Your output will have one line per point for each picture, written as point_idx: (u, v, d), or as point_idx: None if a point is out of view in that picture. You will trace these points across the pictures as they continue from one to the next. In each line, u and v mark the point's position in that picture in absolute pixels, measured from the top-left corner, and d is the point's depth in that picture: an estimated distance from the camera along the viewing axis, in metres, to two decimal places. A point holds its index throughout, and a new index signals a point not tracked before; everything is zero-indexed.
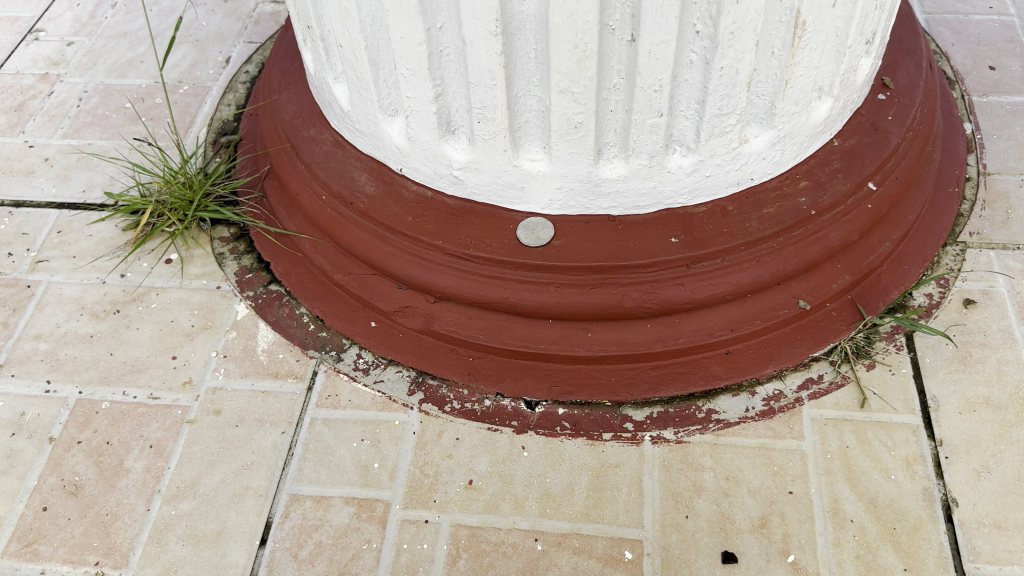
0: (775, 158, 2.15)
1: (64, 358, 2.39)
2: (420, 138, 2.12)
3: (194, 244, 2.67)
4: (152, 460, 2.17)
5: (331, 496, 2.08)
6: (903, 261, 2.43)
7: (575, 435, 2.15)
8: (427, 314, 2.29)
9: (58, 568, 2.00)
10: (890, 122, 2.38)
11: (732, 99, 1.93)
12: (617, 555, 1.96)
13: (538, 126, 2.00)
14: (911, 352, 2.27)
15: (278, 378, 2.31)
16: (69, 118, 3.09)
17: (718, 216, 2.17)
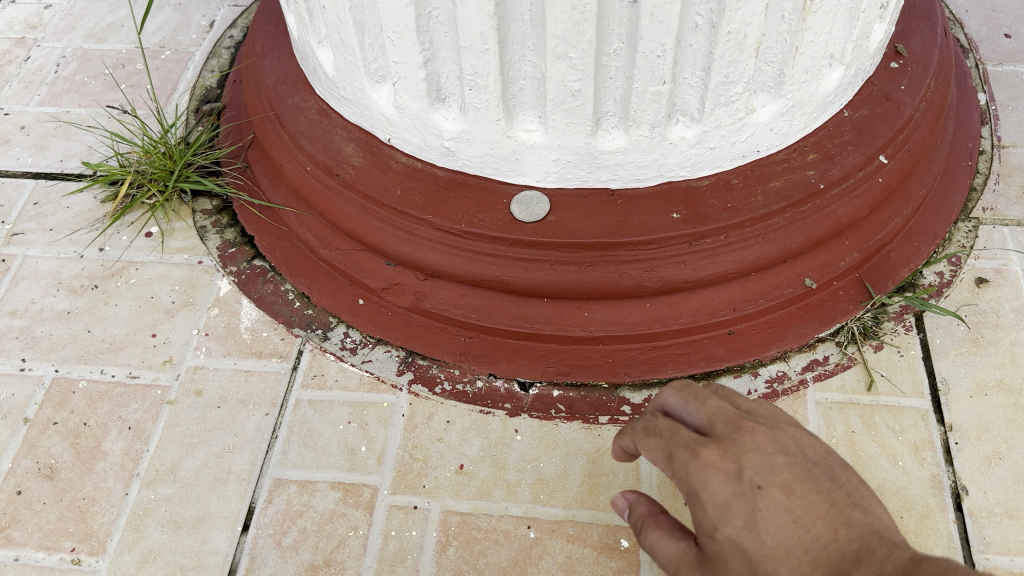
0: (783, 129, 2.04)
1: (39, 336, 2.30)
2: (408, 106, 2.00)
3: (175, 216, 2.56)
4: (131, 442, 2.08)
5: (317, 481, 2.00)
6: (913, 238, 2.34)
7: (571, 418, 2.07)
8: (418, 292, 2.20)
9: (33, 555, 1.93)
10: (903, 91, 2.27)
11: (740, 66, 1.81)
12: (613, 543, 1.88)
13: (533, 94, 1.89)
14: (921, 333, 2.19)
15: (262, 357, 2.22)
16: (46, 84, 2.97)
17: (722, 189, 2.06)
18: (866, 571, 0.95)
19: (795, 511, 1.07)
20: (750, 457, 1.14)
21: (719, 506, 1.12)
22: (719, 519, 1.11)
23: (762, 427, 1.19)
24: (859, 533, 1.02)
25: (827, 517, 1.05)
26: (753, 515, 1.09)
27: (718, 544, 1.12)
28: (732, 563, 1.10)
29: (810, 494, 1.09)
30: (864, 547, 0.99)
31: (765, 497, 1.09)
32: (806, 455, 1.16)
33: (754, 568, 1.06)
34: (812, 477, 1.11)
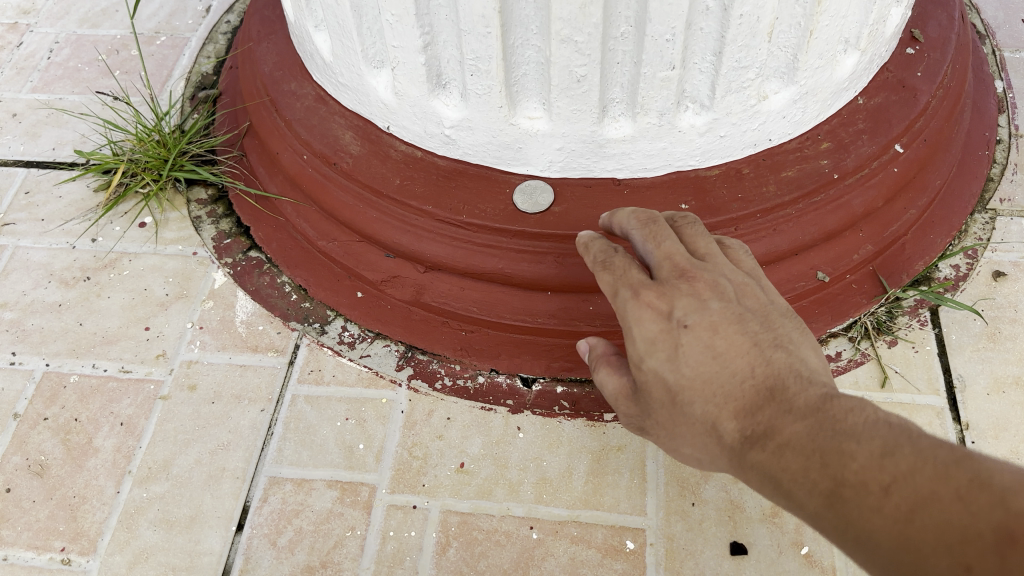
0: (796, 117, 1.97)
1: (30, 329, 2.24)
2: (408, 92, 1.93)
3: (169, 206, 2.50)
4: (123, 439, 2.03)
5: (313, 479, 1.94)
6: (928, 230, 2.28)
7: (575, 415, 2.02)
8: (418, 284, 2.14)
9: (21, 555, 1.87)
10: (919, 78, 2.19)
11: (752, 51, 1.74)
12: (619, 545, 1.82)
13: (536, 80, 1.81)
14: (936, 328, 2.12)
15: (258, 351, 2.17)
16: (38, 71, 2.90)
17: (733, 178, 1.99)
18: (775, 404, 1.25)
19: (717, 347, 1.38)
20: (683, 300, 1.45)
21: (649, 339, 1.46)
22: (650, 350, 1.46)
23: (704, 275, 1.49)
24: (772, 369, 1.32)
25: (746, 354, 1.36)
26: (678, 347, 1.42)
27: (645, 373, 1.47)
28: (655, 387, 1.45)
29: (734, 335, 1.39)
30: (778, 384, 1.29)
31: (690, 335, 1.41)
32: (740, 300, 1.47)
33: (676, 392, 1.41)
34: (739, 322, 1.42)
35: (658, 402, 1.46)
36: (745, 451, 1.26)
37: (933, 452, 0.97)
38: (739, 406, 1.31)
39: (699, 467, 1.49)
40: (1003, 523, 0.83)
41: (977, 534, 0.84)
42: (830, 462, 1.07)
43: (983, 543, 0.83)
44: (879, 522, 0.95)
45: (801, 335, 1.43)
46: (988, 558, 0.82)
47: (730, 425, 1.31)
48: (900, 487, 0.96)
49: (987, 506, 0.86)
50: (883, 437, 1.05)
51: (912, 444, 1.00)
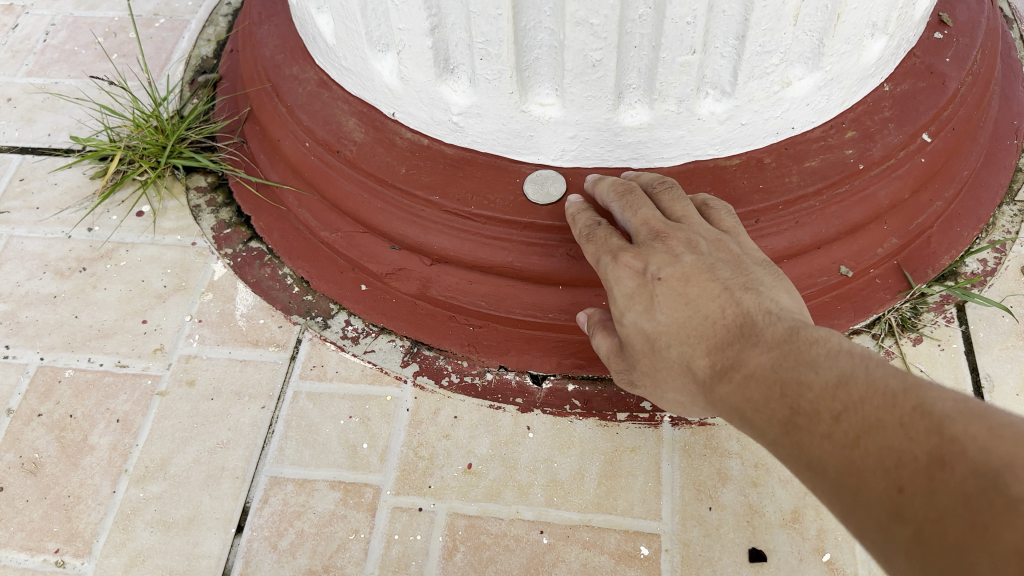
0: (820, 104, 1.88)
1: (24, 321, 2.17)
2: (414, 78, 1.84)
3: (168, 195, 2.43)
4: (119, 436, 1.95)
5: (316, 480, 1.87)
6: (955, 222, 2.19)
7: (587, 414, 1.95)
8: (424, 278, 2.06)
9: (14, 557, 1.80)
10: (948, 64, 2.10)
11: (777, 35, 1.64)
12: (633, 551, 1.75)
13: (549, 65, 1.72)
14: (963, 325, 2.06)
15: (259, 346, 2.10)
16: (34, 54, 2.82)
17: (753, 168, 1.91)
18: (743, 340, 1.37)
19: (690, 296, 1.49)
20: (657, 257, 1.56)
21: (628, 295, 1.57)
22: (629, 305, 1.56)
23: (678, 233, 1.59)
24: (742, 310, 1.42)
25: (717, 299, 1.46)
26: (652, 300, 1.52)
27: (625, 327, 1.58)
28: (635, 340, 1.56)
29: (705, 283, 1.49)
30: (746, 322, 1.40)
31: (663, 287, 1.51)
32: (714, 253, 1.56)
33: (654, 340, 1.52)
34: (711, 270, 1.51)
35: (637, 352, 1.58)
36: (715, 385, 1.39)
37: (880, 382, 1.08)
38: (711, 345, 1.43)
39: (685, 411, 1.61)
40: (935, 448, 0.93)
41: (911, 458, 0.95)
42: (791, 393, 1.19)
43: (916, 465, 0.94)
44: (831, 447, 1.08)
45: (775, 279, 1.52)
46: (919, 478, 0.92)
47: (702, 364, 1.43)
48: (850, 417, 1.07)
49: (925, 433, 0.96)
50: (841, 369, 1.16)
51: (863, 376, 1.11)
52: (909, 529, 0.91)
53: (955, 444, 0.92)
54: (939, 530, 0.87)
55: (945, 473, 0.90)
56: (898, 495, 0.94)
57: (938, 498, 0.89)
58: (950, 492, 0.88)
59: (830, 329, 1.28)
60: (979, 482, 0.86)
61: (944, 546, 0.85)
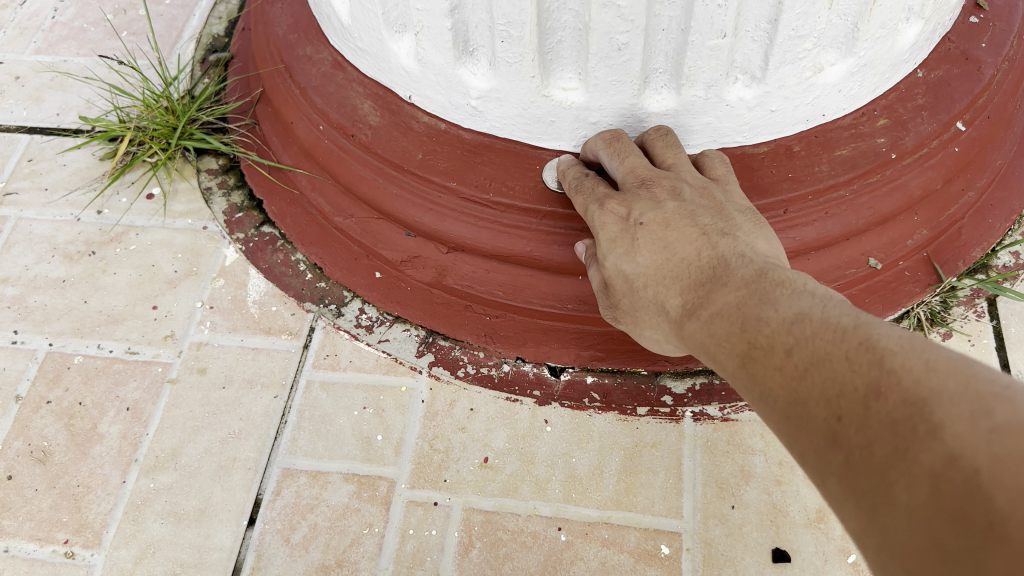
0: (852, 91, 1.80)
1: (32, 306, 2.13)
2: (432, 60, 1.77)
3: (178, 176, 2.38)
4: (129, 425, 1.92)
5: (329, 472, 1.84)
6: (987, 213, 2.13)
7: (606, 408, 1.91)
8: (440, 266, 2.02)
9: (23, 547, 1.77)
10: (984, 50, 2.01)
11: (811, 18, 1.56)
12: (653, 550, 1.71)
13: (573, 48, 1.64)
14: (993, 321, 2.02)
15: (271, 334, 2.05)
16: (42, 31, 2.76)
17: (782, 157, 1.84)
18: (716, 280, 1.35)
19: (668, 240, 1.46)
20: (641, 203, 1.52)
21: (611, 237, 1.53)
22: (611, 247, 1.53)
23: (664, 179, 1.55)
24: (716, 253, 1.40)
25: (694, 243, 1.43)
26: (634, 243, 1.49)
27: (607, 268, 1.55)
28: (616, 281, 1.54)
29: (685, 228, 1.46)
30: (719, 264, 1.37)
31: (645, 232, 1.48)
32: (698, 199, 1.52)
33: (634, 281, 1.49)
34: (692, 215, 1.48)
35: (618, 292, 1.55)
36: (683, 322, 1.38)
37: (834, 319, 1.09)
38: (685, 285, 1.41)
39: (662, 348, 1.60)
40: (874, 379, 0.95)
41: (852, 388, 0.97)
42: (749, 328, 1.20)
43: (856, 394, 0.96)
44: (782, 379, 1.10)
45: (757, 227, 1.47)
46: (856, 407, 0.95)
47: (675, 305, 1.42)
48: (800, 351, 1.09)
49: (868, 365, 0.97)
50: (800, 306, 1.16)
51: (820, 314, 1.11)
52: (842, 454, 0.94)
53: (894, 376, 0.93)
54: (868, 454, 0.90)
55: (880, 403, 0.92)
56: (837, 424, 0.96)
57: (871, 427, 0.91)
58: (882, 420, 0.90)
59: (798, 271, 1.26)
60: (908, 411, 0.88)
61: (871, 468, 0.89)
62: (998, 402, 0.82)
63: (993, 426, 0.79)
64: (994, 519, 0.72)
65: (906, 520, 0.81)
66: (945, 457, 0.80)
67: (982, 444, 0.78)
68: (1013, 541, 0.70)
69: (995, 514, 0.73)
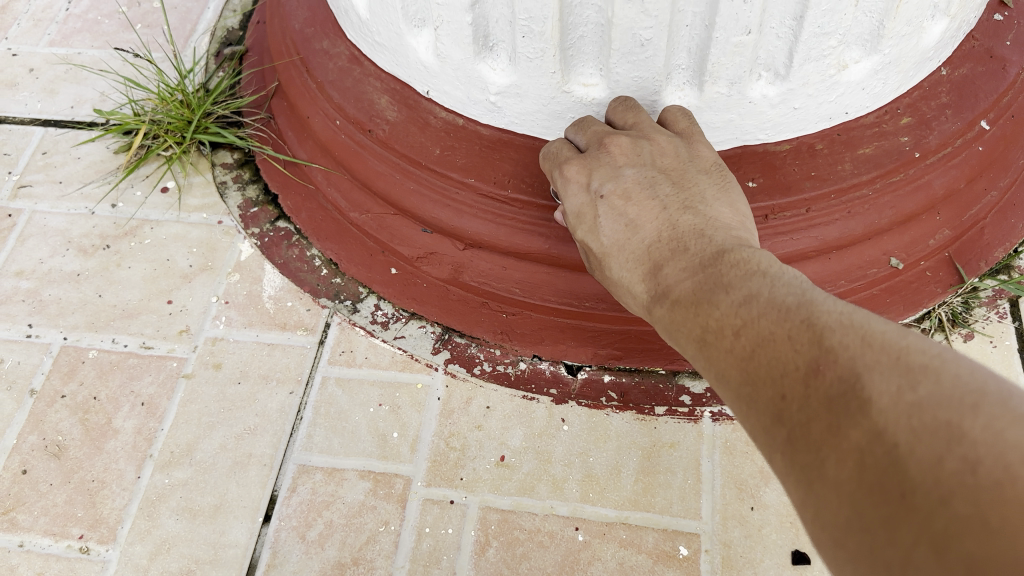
0: (876, 89, 1.77)
1: (47, 300, 2.12)
2: (451, 55, 1.74)
3: (193, 170, 2.37)
4: (144, 420, 1.91)
5: (345, 469, 1.83)
6: (1009, 213, 2.11)
7: (624, 407, 1.89)
8: (456, 262, 2.02)
9: (38, 541, 1.76)
10: (1009, 48, 1.98)
11: (837, 15, 1.53)
12: (671, 551, 1.69)
13: (595, 43, 1.62)
14: (1016, 322, 2.00)
15: (287, 330, 2.04)
16: (57, 23, 2.75)
17: (805, 155, 1.82)
18: (675, 256, 1.33)
19: (629, 216, 1.45)
20: (600, 171, 1.52)
21: (578, 213, 1.54)
22: (579, 223, 1.54)
23: (621, 139, 1.53)
24: (675, 229, 1.38)
25: (655, 217, 1.42)
26: (597, 220, 1.50)
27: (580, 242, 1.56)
28: (590, 256, 1.55)
29: (645, 201, 1.45)
30: (680, 240, 1.35)
31: (605, 205, 1.48)
32: (657, 161, 1.51)
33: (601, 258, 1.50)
34: (651, 186, 1.47)
35: (594, 265, 1.56)
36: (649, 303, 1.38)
37: (782, 298, 1.07)
38: (648, 266, 1.39)
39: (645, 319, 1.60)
40: (813, 358, 0.94)
41: (794, 367, 0.96)
42: (702, 312, 1.18)
43: (798, 374, 0.95)
44: (732, 360, 1.09)
45: (721, 191, 1.46)
46: (798, 386, 0.94)
47: (640, 289, 1.40)
48: (748, 330, 1.07)
49: (808, 343, 0.96)
50: (750, 287, 1.13)
51: (770, 293, 1.09)
52: (785, 432, 0.93)
53: (832, 353, 0.92)
54: (807, 431, 0.89)
55: (819, 380, 0.91)
56: (782, 403, 0.96)
57: (810, 404, 0.90)
58: (819, 397, 0.89)
59: (758, 250, 1.21)
60: (841, 387, 0.87)
61: (808, 445, 0.89)
62: (924, 373, 0.81)
63: (915, 398, 0.79)
64: (907, 491, 0.73)
65: (836, 495, 0.82)
66: (871, 433, 0.80)
67: (904, 417, 0.78)
68: (921, 514, 0.71)
69: (909, 486, 0.73)
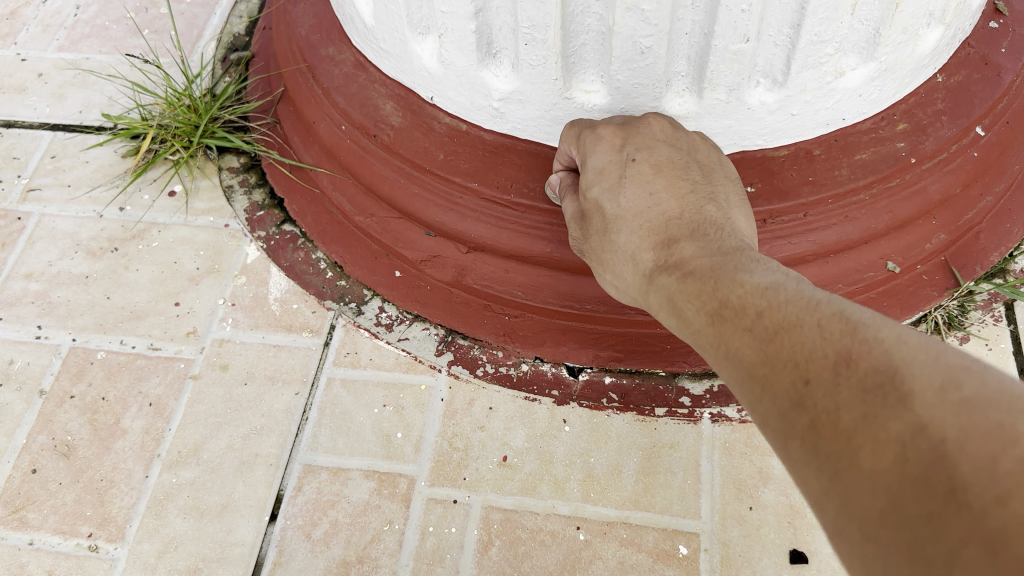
0: (873, 95, 1.80)
1: (56, 301, 2.15)
2: (455, 62, 1.77)
3: (200, 174, 2.40)
4: (152, 420, 1.94)
5: (350, 468, 1.86)
6: (1004, 218, 2.14)
7: (624, 408, 1.92)
8: (459, 265, 2.05)
9: (47, 539, 1.79)
10: (1004, 55, 2.01)
11: (834, 24, 1.56)
12: (671, 550, 1.72)
13: (596, 51, 1.65)
14: (1011, 325, 2.02)
15: (292, 331, 2.07)
16: (65, 29, 2.79)
17: (803, 160, 1.85)
18: (695, 236, 1.36)
19: (655, 187, 1.47)
20: (638, 139, 1.53)
21: (599, 168, 1.53)
22: (597, 178, 1.53)
23: (665, 121, 1.57)
24: (701, 213, 1.41)
25: (681, 198, 1.44)
26: (621, 180, 1.49)
27: (588, 201, 1.55)
28: (594, 215, 1.53)
29: (675, 179, 1.48)
30: (700, 226, 1.38)
31: (635, 169, 1.49)
32: (692, 154, 1.55)
33: (611, 218, 1.49)
34: (684, 169, 1.50)
35: (593, 227, 1.54)
36: (654, 277, 1.38)
37: (810, 292, 1.09)
38: (660, 239, 1.40)
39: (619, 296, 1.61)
40: (846, 347, 0.93)
41: (822, 354, 0.95)
42: (724, 286, 1.20)
43: (826, 361, 0.94)
44: (751, 343, 1.08)
45: (739, 201, 1.50)
46: (826, 372, 0.93)
47: (648, 256, 1.41)
48: (773, 315, 1.08)
49: (839, 334, 0.96)
50: (774, 279, 1.16)
51: (797, 286, 1.11)
52: (808, 419, 0.92)
53: (866, 345, 0.92)
54: (835, 419, 0.88)
55: (851, 370, 0.90)
56: (806, 388, 0.94)
57: (840, 392, 0.89)
58: (852, 386, 0.88)
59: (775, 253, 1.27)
60: (879, 378, 0.86)
61: (836, 433, 0.87)
62: (967, 374, 0.81)
63: (963, 397, 0.78)
64: (956, 485, 0.71)
65: (868, 485, 0.79)
66: (914, 426, 0.79)
67: (951, 414, 0.77)
68: (973, 509, 0.68)
69: (959, 481, 0.71)
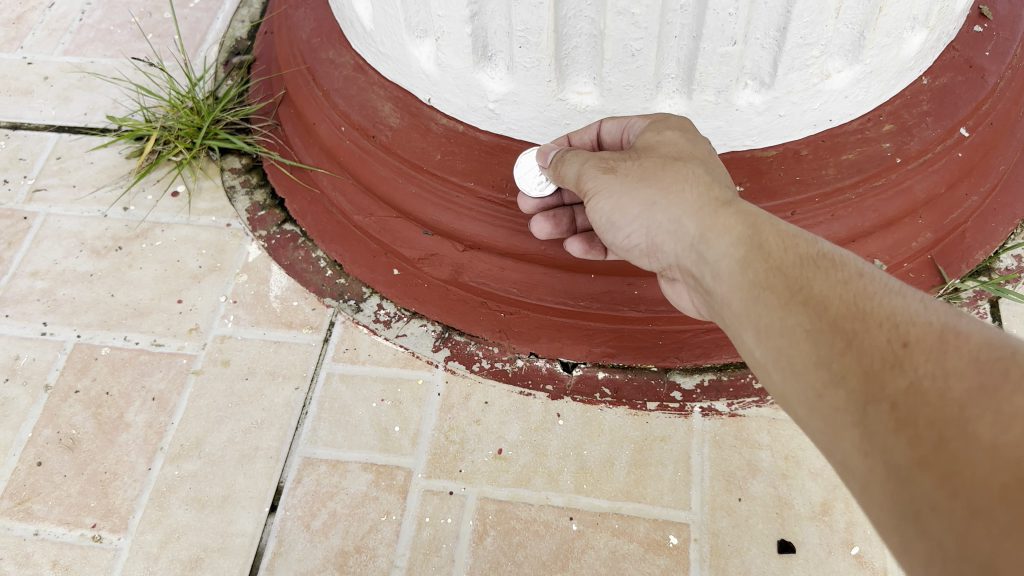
0: (859, 97, 1.85)
1: (61, 299, 2.20)
2: (452, 64, 1.83)
3: (203, 175, 2.45)
4: (154, 414, 1.99)
5: (348, 461, 1.90)
6: (990, 218, 2.18)
7: (617, 402, 1.97)
8: (455, 263, 2.10)
9: (52, 530, 1.83)
10: (988, 58, 2.06)
11: (819, 27, 1.61)
12: (661, 540, 1.76)
13: (588, 53, 1.70)
14: (996, 321, 2.06)
15: (292, 328, 2.12)
16: (70, 33, 2.84)
17: (791, 160, 1.90)
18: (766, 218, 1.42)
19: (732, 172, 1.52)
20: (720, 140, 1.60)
21: (687, 128, 1.56)
22: (681, 129, 1.55)
23: None
24: None
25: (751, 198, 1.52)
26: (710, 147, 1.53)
27: (658, 137, 1.53)
28: (659, 145, 1.51)
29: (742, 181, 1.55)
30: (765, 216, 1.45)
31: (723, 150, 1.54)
32: None
33: (683, 153, 1.48)
34: None
35: (649, 151, 1.51)
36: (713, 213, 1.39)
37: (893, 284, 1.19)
38: (727, 193, 1.43)
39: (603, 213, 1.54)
40: (949, 330, 1.03)
41: (925, 330, 1.05)
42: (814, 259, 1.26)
43: (929, 336, 1.03)
44: (843, 304, 1.15)
45: None
46: (930, 343, 1.02)
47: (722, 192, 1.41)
48: (869, 288, 1.16)
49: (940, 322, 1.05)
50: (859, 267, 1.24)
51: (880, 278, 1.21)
52: (906, 381, 0.99)
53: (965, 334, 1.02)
54: (943, 386, 0.95)
55: (960, 344, 1.00)
56: (903, 352, 1.03)
57: (949, 361, 0.98)
58: (964, 360, 0.97)
59: None
60: (994, 359, 0.96)
61: (942, 398, 0.94)
62: None
63: None
64: None
65: (982, 450, 0.86)
66: None
67: None
68: None
69: None
